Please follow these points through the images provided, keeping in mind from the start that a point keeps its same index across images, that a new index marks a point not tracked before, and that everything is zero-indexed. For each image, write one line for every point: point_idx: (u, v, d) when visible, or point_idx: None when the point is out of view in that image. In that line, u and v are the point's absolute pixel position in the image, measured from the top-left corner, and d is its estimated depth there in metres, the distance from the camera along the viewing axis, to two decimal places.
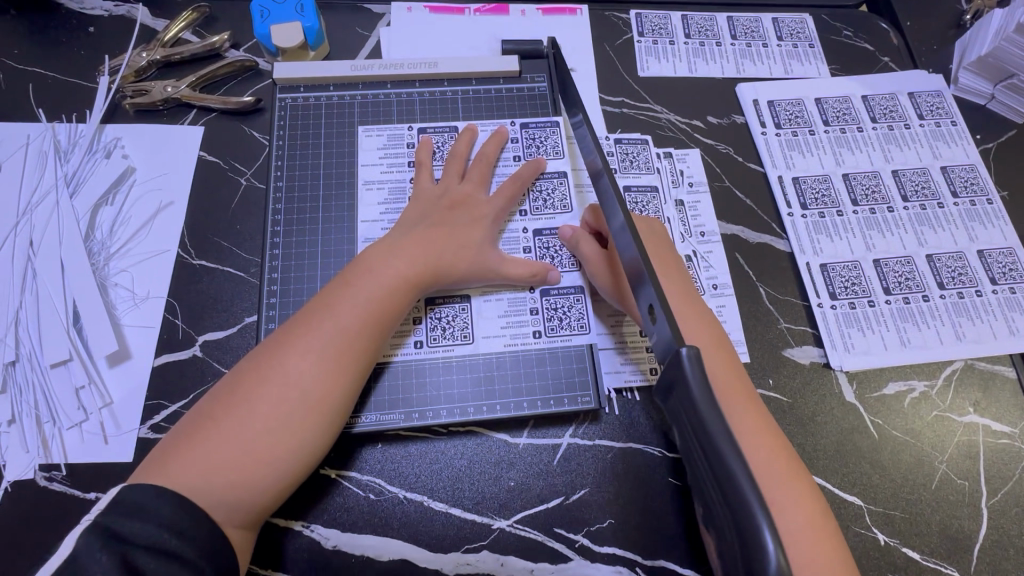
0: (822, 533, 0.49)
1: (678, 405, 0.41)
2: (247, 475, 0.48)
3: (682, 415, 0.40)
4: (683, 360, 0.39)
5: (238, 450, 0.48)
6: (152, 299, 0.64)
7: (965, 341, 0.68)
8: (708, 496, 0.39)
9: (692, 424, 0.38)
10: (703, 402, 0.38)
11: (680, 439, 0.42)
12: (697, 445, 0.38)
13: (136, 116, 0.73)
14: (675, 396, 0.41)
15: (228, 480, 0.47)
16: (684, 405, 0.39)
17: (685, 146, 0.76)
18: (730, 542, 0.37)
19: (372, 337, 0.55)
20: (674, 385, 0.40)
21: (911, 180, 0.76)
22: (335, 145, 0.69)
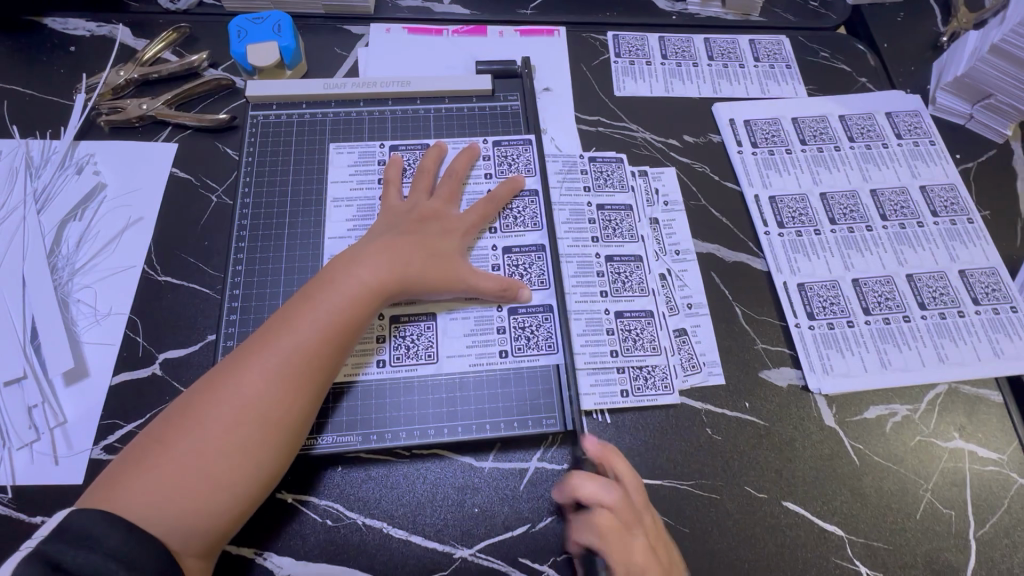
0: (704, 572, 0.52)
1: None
2: (203, 500, 0.46)
3: None
4: None
5: (192, 472, 0.46)
6: (113, 315, 0.63)
7: (948, 363, 0.66)
8: None
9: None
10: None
11: None
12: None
13: (110, 133, 0.73)
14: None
15: (182, 504, 0.45)
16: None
17: (660, 165, 0.75)
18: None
19: (334, 350, 0.53)
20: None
21: (890, 199, 0.75)
22: (305, 162, 0.68)
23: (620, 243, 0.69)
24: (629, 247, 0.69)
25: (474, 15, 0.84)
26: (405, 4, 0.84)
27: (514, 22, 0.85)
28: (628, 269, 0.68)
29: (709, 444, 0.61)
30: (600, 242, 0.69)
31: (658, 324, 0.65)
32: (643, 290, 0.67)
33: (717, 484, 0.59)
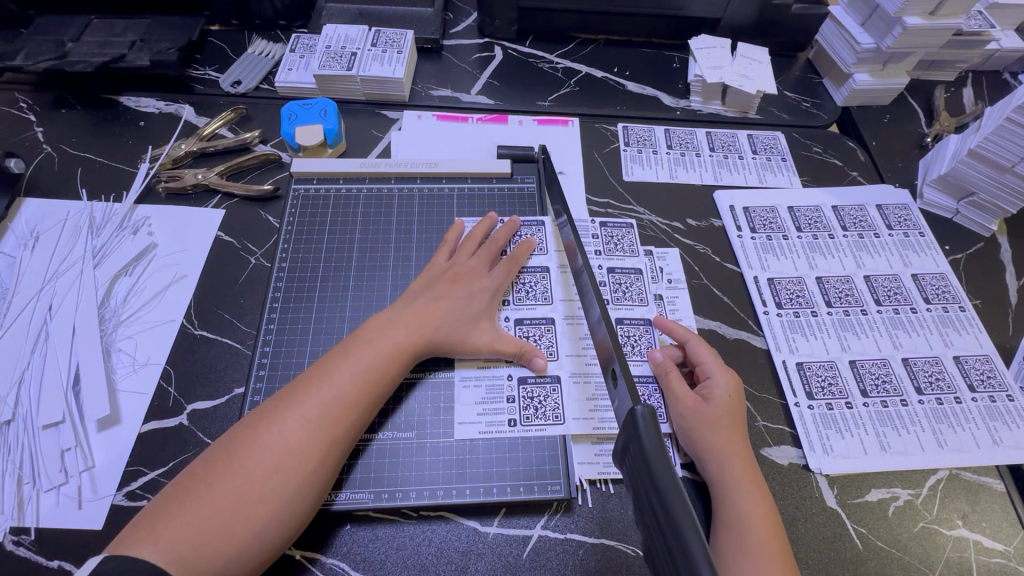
0: None
1: (633, 468, 0.40)
2: (240, 543, 0.48)
3: (636, 476, 0.39)
4: (637, 417, 0.41)
5: (229, 515, 0.48)
6: (150, 365, 0.67)
7: (948, 449, 0.67)
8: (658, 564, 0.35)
9: (646, 487, 0.37)
10: (657, 462, 0.37)
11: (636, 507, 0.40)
12: (652, 511, 0.36)
13: (167, 198, 0.81)
14: (633, 458, 0.40)
15: (216, 551, 0.47)
16: (640, 470, 0.39)
17: (665, 245, 0.81)
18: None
19: (374, 397, 0.57)
20: (633, 447, 0.40)
21: (883, 286, 0.79)
22: (338, 231, 0.75)
23: (629, 306, 0.74)
24: (638, 312, 0.73)
25: (498, 106, 0.94)
26: (436, 94, 0.94)
27: (533, 112, 0.94)
28: (637, 333, 0.71)
29: None
30: (612, 303, 0.74)
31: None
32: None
33: None
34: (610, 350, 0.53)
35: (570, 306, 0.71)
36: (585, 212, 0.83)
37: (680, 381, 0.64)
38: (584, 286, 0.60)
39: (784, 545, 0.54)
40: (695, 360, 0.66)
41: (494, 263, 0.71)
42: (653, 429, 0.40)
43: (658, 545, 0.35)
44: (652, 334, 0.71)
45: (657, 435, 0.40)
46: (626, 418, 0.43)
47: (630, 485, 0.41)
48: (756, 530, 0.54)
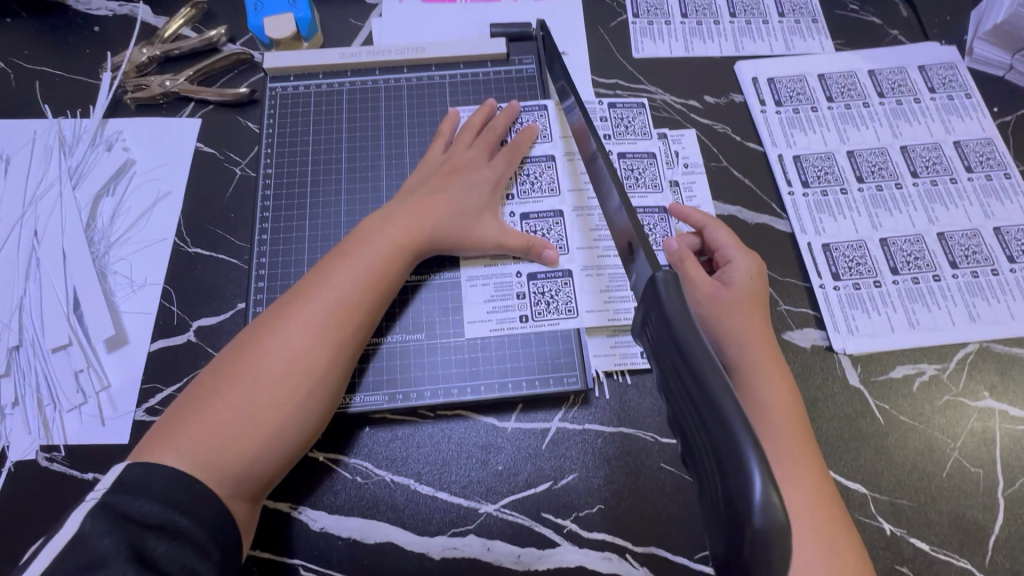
0: (824, 513, 0.49)
1: (655, 334, 0.38)
2: (262, 445, 0.48)
3: (658, 343, 0.37)
4: (658, 281, 0.39)
5: (246, 419, 0.48)
6: (149, 285, 0.65)
7: (980, 322, 0.64)
8: (684, 423, 0.35)
9: (669, 348, 0.35)
10: (681, 323, 0.35)
11: (658, 373, 0.38)
12: (679, 377, 0.34)
13: (137, 111, 0.74)
14: (653, 323, 0.38)
15: (236, 453, 0.47)
16: (662, 335, 0.37)
17: (680, 127, 0.74)
18: (711, 491, 0.32)
19: (379, 298, 0.55)
20: (653, 313, 0.38)
21: (921, 156, 0.72)
22: (323, 132, 0.69)
23: (643, 194, 0.69)
24: (652, 199, 0.68)
25: None
26: None
27: None
28: (652, 221, 0.67)
29: None
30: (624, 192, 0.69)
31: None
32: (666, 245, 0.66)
33: None
34: (630, 235, 0.49)
35: (580, 196, 0.66)
36: (592, 94, 0.75)
37: (696, 268, 0.59)
38: (599, 172, 0.54)
39: (804, 421, 0.53)
40: (714, 245, 0.62)
41: (495, 154, 0.66)
42: (675, 290, 0.38)
43: (685, 411, 0.34)
44: (668, 223, 0.67)
45: (679, 298, 0.37)
46: (645, 286, 0.41)
47: (653, 354, 0.39)
48: (777, 411, 0.52)
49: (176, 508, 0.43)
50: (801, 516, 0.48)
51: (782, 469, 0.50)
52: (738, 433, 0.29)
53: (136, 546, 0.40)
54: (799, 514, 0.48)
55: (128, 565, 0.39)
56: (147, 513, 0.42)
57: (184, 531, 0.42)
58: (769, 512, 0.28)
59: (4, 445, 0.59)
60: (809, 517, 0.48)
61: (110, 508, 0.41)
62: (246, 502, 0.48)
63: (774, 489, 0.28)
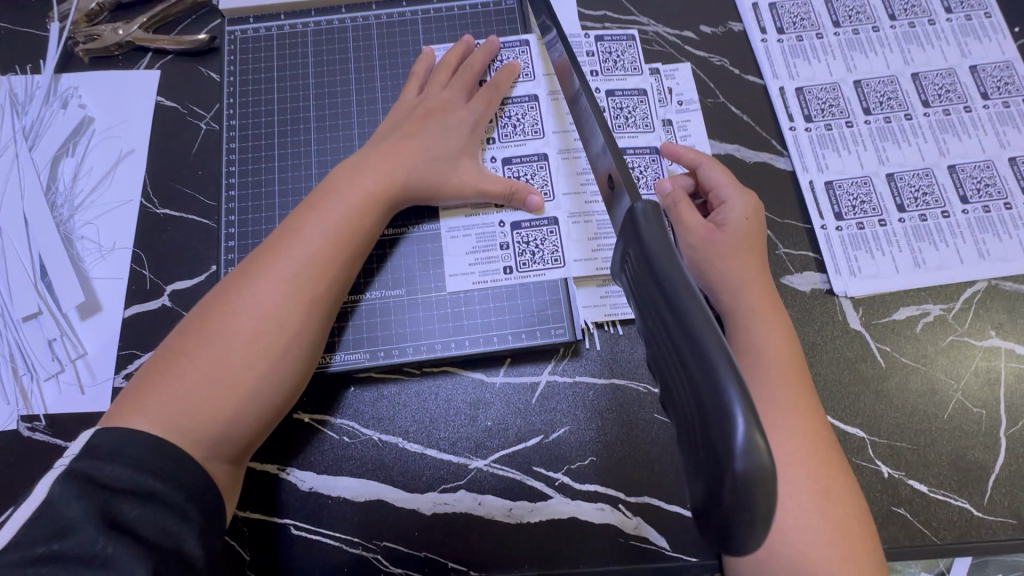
0: (819, 457, 0.47)
1: (635, 273, 0.35)
2: (237, 406, 0.46)
3: (639, 283, 0.35)
4: (637, 215, 0.36)
5: (218, 381, 0.46)
6: (118, 250, 0.63)
7: (990, 259, 0.61)
8: (664, 366, 0.32)
9: (649, 287, 0.33)
10: (662, 259, 0.32)
11: (639, 315, 0.36)
12: (658, 316, 0.32)
13: (91, 65, 0.69)
14: (633, 262, 0.36)
15: (210, 415, 0.45)
16: (642, 273, 0.34)
17: (674, 60, 0.69)
18: (692, 435, 0.30)
19: (352, 252, 0.52)
20: (633, 250, 0.36)
21: (933, 83, 0.67)
22: (288, 79, 0.65)
23: (634, 134, 0.64)
24: (643, 139, 0.64)
25: None
26: None
27: None
28: (642, 163, 0.63)
29: None
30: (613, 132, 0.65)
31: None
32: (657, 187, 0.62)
33: None
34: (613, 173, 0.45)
35: (565, 138, 0.62)
36: (577, 27, 0.69)
37: (690, 211, 0.56)
38: (584, 114, 0.50)
39: (801, 365, 0.51)
40: (707, 185, 0.59)
41: (473, 95, 0.61)
42: (656, 224, 0.35)
43: (666, 353, 0.32)
44: (660, 164, 0.63)
45: (661, 234, 0.35)
46: (624, 222, 0.38)
47: (634, 295, 0.37)
48: (772, 355, 0.50)
49: (149, 472, 0.41)
50: (793, 463, 0.46)
51: (777, 413, 0.48)
52: (721, 373, 0.27)
53: (108, 512, 0.39)
54: (791, 461, 0.46)
55: (100, 530, 0.38)
56: (118, 478, 0.40)
57: (160, 494, 0.41)
58: (752, 455, 0.26)
59: None
60: (804, 459, 0.47)
61: (81, 474, 0.40)
62: (225, 464, 0.47)
63: (758, 431, 0.26)
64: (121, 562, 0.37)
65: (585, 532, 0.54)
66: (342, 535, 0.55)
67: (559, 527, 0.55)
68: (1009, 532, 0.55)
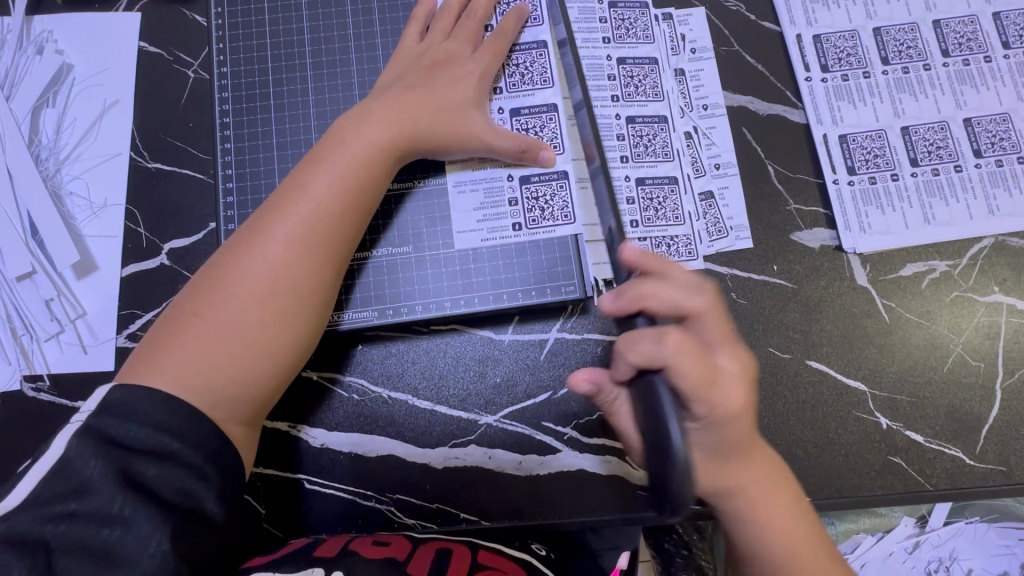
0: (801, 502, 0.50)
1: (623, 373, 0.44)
2: (253, 368, 0.46)
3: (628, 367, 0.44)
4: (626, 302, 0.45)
5: (233, 342, 0.45)
6: (110, 206, 0.60)
7: (999, 215, 0.61)
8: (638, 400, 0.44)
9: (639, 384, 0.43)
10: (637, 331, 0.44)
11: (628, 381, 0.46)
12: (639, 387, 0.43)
13: (65, 5, 0.64)
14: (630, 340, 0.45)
15: (228, 375, 0.45)
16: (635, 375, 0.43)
17: (688, 4, 0.65)
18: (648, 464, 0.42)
19: (361, 210, 0.51)
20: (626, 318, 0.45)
21: (955, 31, 0.65)
22: (281, 21, 0.61)
23: (643, 102, 0.62)
24: (652, 107, 0.62)
25: None
26: None
27: None
28: (650, 132, 0.62)
29: (733, 307, 0.59)
30: (620, 100, 0.62)
31: (682, 190, 0.61)
32: (667, 155, 0.62)
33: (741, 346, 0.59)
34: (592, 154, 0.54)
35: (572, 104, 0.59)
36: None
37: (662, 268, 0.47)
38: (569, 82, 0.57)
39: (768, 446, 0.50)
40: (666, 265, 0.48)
41: (479, 45, 0.59)
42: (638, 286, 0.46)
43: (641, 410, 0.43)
44: (668, 132, 0.62)
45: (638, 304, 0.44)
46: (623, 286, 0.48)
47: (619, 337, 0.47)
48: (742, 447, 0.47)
49: (168, 433, 0.41)
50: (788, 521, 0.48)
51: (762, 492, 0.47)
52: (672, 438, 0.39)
53: (125, 471, 0.39)
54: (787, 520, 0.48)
55: (117, 488, 0.38)
56: (135, 437, 0.40)
57: (175, 453, 0.41)
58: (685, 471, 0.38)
59: None
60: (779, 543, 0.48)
61: (96, 432, 0.40)
62: (242, 425, 0.46)
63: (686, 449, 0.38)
64: (142, 519, 0.38)
65: (592, 483, 0.56)
66: (355, 488, 0.56)
67: (567, 479, 0.56)
68: (997, 478, 0.57)
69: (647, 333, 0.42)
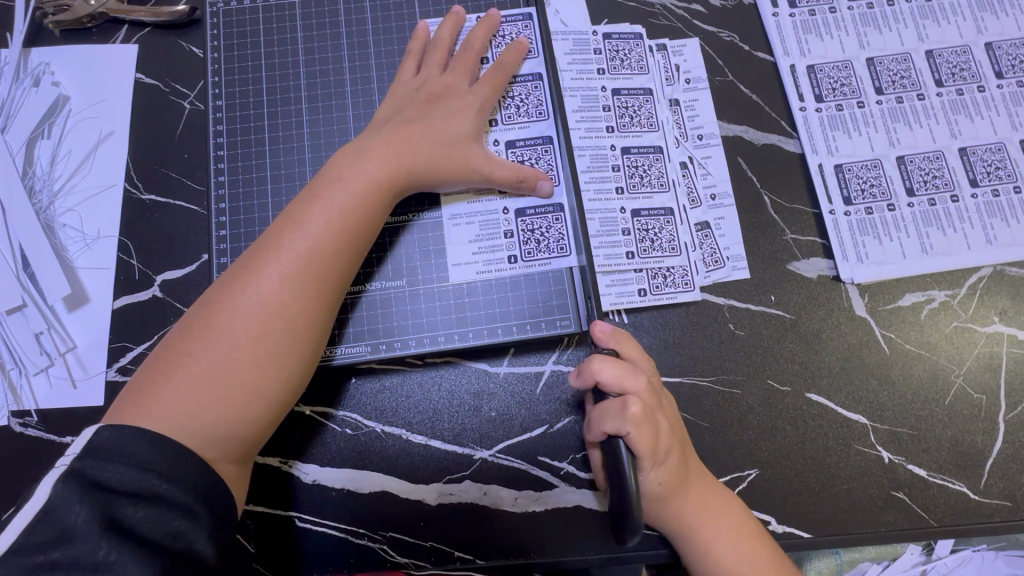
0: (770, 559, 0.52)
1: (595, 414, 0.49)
2: (246, 406, 0.45)
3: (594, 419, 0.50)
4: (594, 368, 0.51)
5: (225, 381, 0.45)
6: (102, 238, 0.60)
7: (997, 245, 0.61)
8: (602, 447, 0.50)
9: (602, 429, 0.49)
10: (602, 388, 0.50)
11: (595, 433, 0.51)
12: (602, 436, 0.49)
13: (62, 38, 0.64)
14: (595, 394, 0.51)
15: (219, 415, 0.44)
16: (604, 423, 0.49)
17: (682, 36, 0.66)
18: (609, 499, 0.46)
19: (357, 245, 0.50)
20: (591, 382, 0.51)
21: (948, 62, 0.65)
22: (277, 55, 0.61)
23: (639, 133, 0.62)
24: (648, 138, 0.62)
25: None
26: None
27: None
28: (646, 163, 0.62)
29: (731, 339, 0.59)
30: (616, 131, 0.62)
31: (678, 221, 0.61)
32: (662, 186, 0.61)
33: (739, 379, 0.58)
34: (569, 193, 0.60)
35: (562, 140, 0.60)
36: (586, 22, 0.65)
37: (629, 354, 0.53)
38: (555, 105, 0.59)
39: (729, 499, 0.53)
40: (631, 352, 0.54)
41: (476, 77, 0.59)
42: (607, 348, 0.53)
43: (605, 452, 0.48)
44: (665, 162, 0.62)
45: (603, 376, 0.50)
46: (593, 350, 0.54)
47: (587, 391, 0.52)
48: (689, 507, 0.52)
49: (157, 476, 0.40)
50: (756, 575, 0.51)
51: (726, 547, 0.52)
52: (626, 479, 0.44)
53: (108, 516, 0.38)
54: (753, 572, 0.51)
55: (98, 533, 0.37)
56: (119, 479, 0.39)
57: (161, 496, 0.40)
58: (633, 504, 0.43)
59: None
60: None
61: (79, 474, 0.39)
62: (232, 467, 0.46)
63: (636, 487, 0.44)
64: (124, 567, 0.36)
65: (589, 521, 0.55)
66: (347, 525, 0.55)
67: (564, 517, 0.55)
68: (1003, 514, 0.56)
69: (611, 405, 0.49)
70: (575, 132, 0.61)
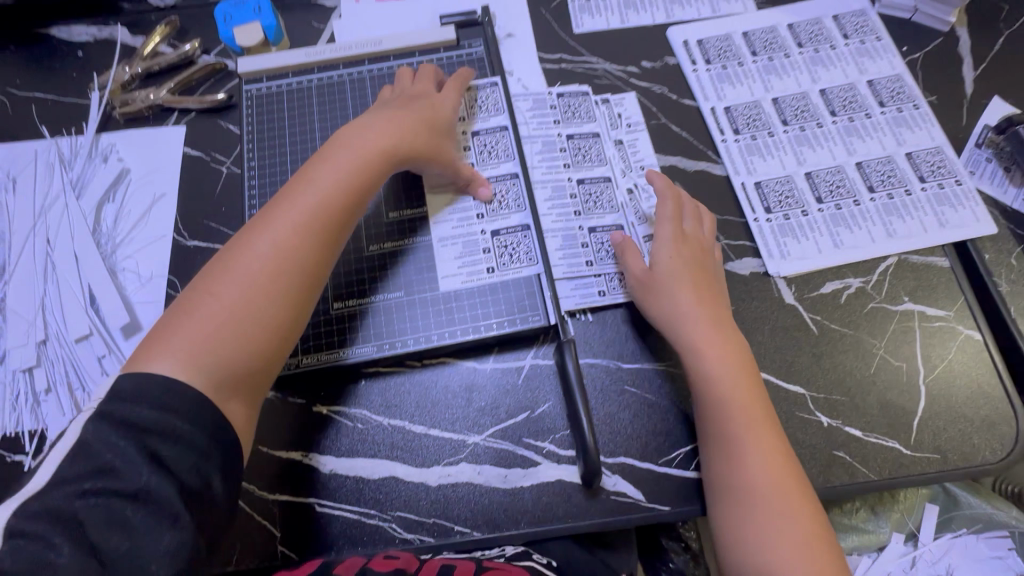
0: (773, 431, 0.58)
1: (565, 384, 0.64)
2: (256, 339, 0.55)
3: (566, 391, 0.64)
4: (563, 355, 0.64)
5: (239, 318, 0.54)
6: (155, 278, 0.73)
7: (897, 237, 0.72)
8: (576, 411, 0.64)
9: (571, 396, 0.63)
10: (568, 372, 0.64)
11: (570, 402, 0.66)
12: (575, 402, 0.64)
13: (126, 124, 0.81)
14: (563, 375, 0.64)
15: (233, 346, 0.53)
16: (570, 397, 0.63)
17: (621, 91, 0.81)
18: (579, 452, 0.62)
19: (348, 205, 0.62)
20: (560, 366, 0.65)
21: (839, 97, 0.80)
22: (298, 126, 0.77)
23: (591, 168, 0.76)
24: (598, 171, 0.76)
25: None
26: None
27: None
28: (599, 189, 0.75)
29: None
30: (572, 168, 0.76)
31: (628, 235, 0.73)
32: (613, 207, 0.75)
33: None
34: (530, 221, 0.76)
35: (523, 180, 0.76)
36: (543, 85, 0.81)
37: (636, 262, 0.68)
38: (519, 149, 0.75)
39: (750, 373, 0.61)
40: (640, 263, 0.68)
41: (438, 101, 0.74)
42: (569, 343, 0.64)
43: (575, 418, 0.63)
44: (613, 189, 0.76)
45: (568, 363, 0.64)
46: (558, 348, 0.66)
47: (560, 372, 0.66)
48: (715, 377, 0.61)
49: None
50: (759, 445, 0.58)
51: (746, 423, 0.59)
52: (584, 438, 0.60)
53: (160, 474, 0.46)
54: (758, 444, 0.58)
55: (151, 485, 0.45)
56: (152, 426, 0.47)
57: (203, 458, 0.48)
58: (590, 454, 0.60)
59: (42, 427, 0.66)
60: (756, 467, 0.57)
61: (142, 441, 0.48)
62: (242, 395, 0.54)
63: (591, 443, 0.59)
64: (175, 511, 0.45)
65: (570, 491, 0.63)
66: (360, 508, 0.63)
67: (548, 489, 0.63)
68: (936, 465, 0.64)
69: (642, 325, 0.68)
70: (537, 170, 0.76)
